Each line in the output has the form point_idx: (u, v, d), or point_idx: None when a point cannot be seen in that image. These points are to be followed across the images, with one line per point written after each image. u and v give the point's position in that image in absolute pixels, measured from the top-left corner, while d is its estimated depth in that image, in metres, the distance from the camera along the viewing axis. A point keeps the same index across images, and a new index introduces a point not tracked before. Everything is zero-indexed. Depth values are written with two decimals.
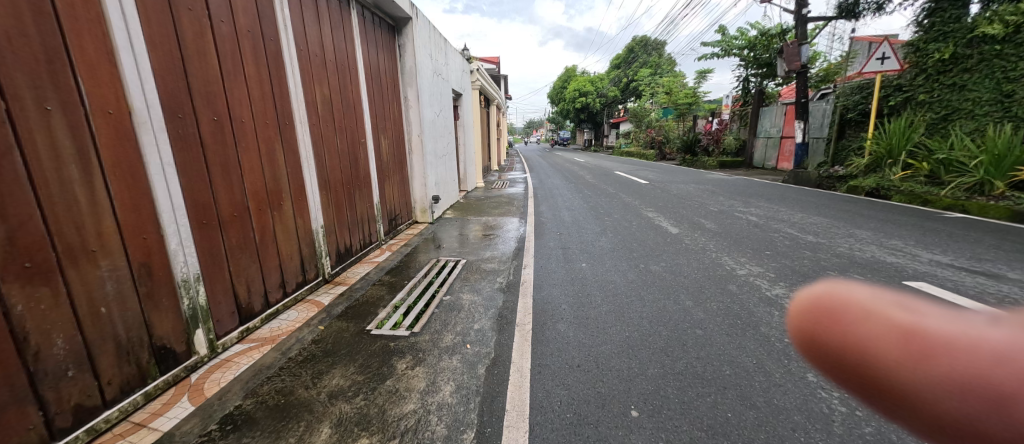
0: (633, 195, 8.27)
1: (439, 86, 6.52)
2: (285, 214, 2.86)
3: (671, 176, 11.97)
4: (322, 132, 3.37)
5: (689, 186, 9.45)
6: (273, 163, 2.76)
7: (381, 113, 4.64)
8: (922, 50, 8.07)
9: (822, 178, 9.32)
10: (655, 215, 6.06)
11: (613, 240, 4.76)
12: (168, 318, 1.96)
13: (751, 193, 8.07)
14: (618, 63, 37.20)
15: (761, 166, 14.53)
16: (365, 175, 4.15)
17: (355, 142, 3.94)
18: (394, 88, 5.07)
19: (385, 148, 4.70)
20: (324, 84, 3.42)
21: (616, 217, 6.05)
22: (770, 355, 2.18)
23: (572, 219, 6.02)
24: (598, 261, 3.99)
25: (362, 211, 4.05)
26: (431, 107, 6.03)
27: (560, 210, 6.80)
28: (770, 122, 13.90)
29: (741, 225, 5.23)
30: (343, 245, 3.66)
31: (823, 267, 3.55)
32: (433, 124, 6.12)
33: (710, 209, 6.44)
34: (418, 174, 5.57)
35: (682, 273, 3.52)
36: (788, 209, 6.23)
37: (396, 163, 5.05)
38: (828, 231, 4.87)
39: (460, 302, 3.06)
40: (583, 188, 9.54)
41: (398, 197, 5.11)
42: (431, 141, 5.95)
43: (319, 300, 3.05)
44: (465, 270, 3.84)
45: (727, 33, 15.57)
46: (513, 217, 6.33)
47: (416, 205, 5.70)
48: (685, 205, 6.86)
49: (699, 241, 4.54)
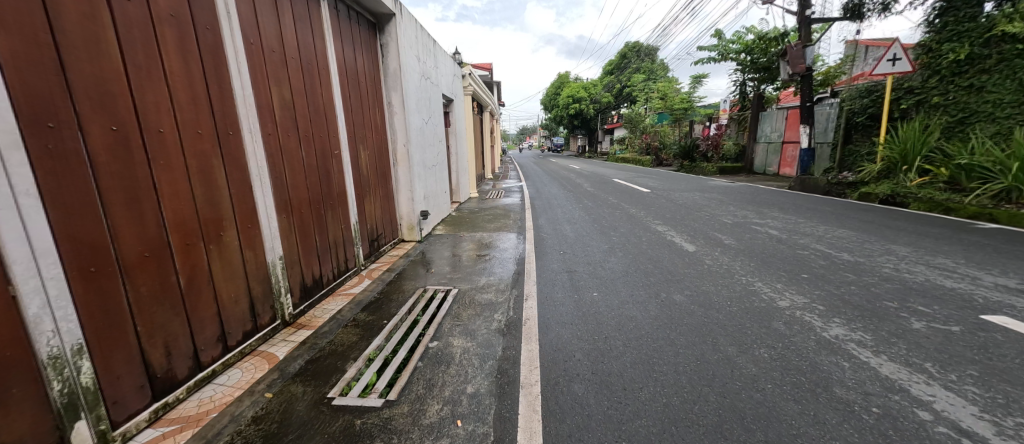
0: (636, 205, 7.74)
1: (428, 91, 5.97)
2: (227, 248, 2.27)
3: (673, 183, 11.51)
4: (282, 143, 2.78)
5: (694, 195, 8.96)
6: (210, 184, 2.16)
7: (360, 120, 4.06)
8: (935, 51, 7.71)
9: (832, 184, 8.92)
10: (666, 229, 5.53)
11: (623, 260, 4.21)
12: (22, 416, 1.37)
13: (761, 202, 7.61)
14: (612, 69, 37.03)
15: (762, 172, 14.13)
16: (339, 192, 3.56)
17: (326, 154, 3.36)
18: (376, 92, 4.50)
19: (364, 160, 4.11)
20: (285, 85, 2.84)
21: (622, 232, 5.51)
22: (864, 438, 1.62)
23: (575, 235, 5.47)
24: (610, 289, 3.42)
25: (336, 233, 3.46)
26: (419, 113, 5.47)
27: (561, 224, 6.26)
28: (771, 127, 13.55)
29: (763, 241, 4.72)
30: (310, 277, 3.07)
31: (877, 296, 3.02)
32: (422, 132, 5.56)
33: (723, 221, 5.92)
34: (404, 188, 5.00)
35: (713, 306, 2.97)
36: (808, 220, 5.74)
37: (378, 177, 4.47)
38: (861, 246, 4.36)
39: (450, 352, 2.47)
40: (583, 198, 9.01)
41: (381, 215, 4.52)
42: (419, 151, 5.38)
43: (274, 351, 2.46)
44: (456, 303, 3.26)
45: (723, 36, 15.30)
46: (510, 233, 5.77)
47: (403, 221, 5.12)
48: (695, 217, 6.35)
49: (722, 262, 4.01)
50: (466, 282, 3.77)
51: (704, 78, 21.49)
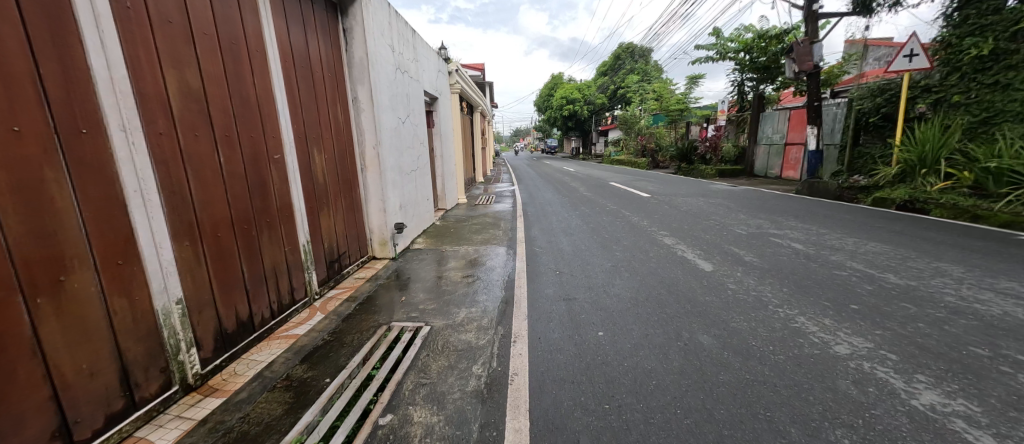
0: (636, 212, 7.10)
1: (405, 87, 5.28)
2: (75, 298, 1.56)
3: (673, 187, 10.93)
4: (186, 146, 2.08)
5: (697, 200, 8.35)
6: (38, 210, 1.45)
7: (314, 118, 3.35)
8: (955, 46, 7.21)
9: (842, 188, 8.37)
10: (674, 242, 4.88)
11: (631, 284, 3.54)
12: None
13: (772, 208, 7.02)
14: (605, 70, 36.61)
15: (764, 175, 13.60)
16: (281, 206, 2.85)
17: (261, 160, 2.65)
18: (337, 85, 3.79)
19: (320, 166, 3.41)
20: (192, 69, 2.14)
21: (625, 246, 4.84)
22: None
23: (573, 250, 4.81)
24: (618, 327, 2.75)
25: (275, 258, 2.75)
26: (393, 112, 4.76)
27: (557, 236, 5.60)
28: (772, 128, 13.05)
29: (788, 258, 4.09)
30: (233, 321, 2.35)
31: (957, 338, 2.38)
32: (397, 132, 4.86)
33: (737, 233, 5.29)
34: (374, 197, 4.30)
35: (753, 355, 2.29)
36: (830, 231, 5.14)
37: (340, 185, 3.78)
38: (905, 264, 3.73)
39: (405, 436, 1.77)
40: (579, 204, 8.36)
41: (343, 231, 3.82)
42: (393, 155, 4.67)
43: (155, 439, 1.75)
44: (426, 349, 2.55)
45: (722, 35, 14.82)
46: (499, 247, 5.08)
47: (374, 236, 4.42)
48: (704, 227, 5.72)
49: (747, 286, 3.36)
50: (440, 314, 3.07)
51: (700, 78, 21.04)
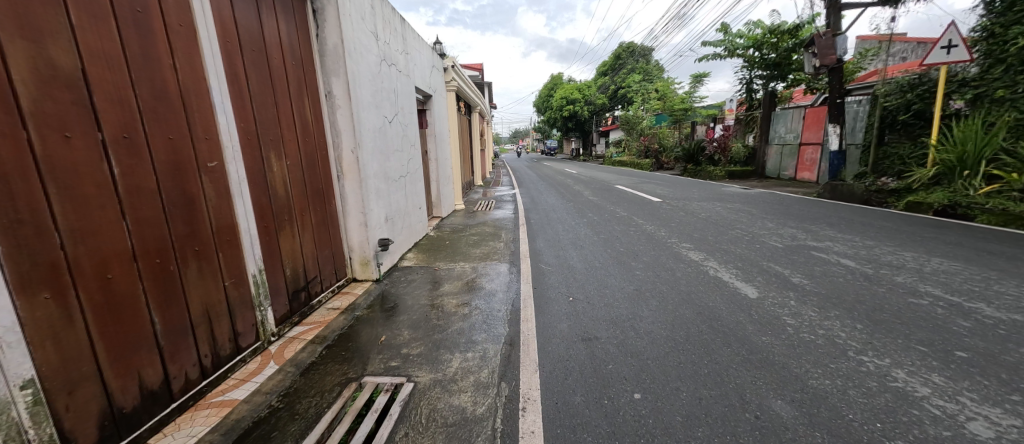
0: (651, 220, 6.45)
1: (393, 82, 4.61)
2: None
3: (684, 190, 10.30)
4: (44, 153, 1.42)
5: (714, 205, 7.70)
6: None
7: (272, 116, 2.70)
8: (999, 36, 6.59)
9: (870, 191, 7.73)
10: (701, 258, 4.24)
11: (663, 317, 2.88)
12: None
13: (799, 215, 6.38)
14: (606, 71, 36.00)
15: (776, 176, 12.98)
16: (219, 228, 2.19)
17: (186, 169, 2.00)
18: (304, 77, 3.13)
19: (279, 175, 2.75)
20: (60, 43, 1.49)
21: (646, 263, 4.19)
22: None
23: (586, 268, 4.16)
24: (658, 385, 2.09)
25: (207, 297, 2.09)
26: (378, 110, 4.10)
27: (566, 249, 4.95)
28: (785, 127, 12.44)
29: (845, 279, 3.45)
30: (134, 394, 1.69)
31: None
32: (382, 133, 4.20)
33: (770, 245, 4.64)
34: (353, 209, 3.64)
35: (859, 441, 1.64)
36: (878, 243, 4.50)
37: (309, 196, 3.11)
38: (991, 289, 3.08)
39: None
40: (586, 210, 7.72)
41: (314, 253, 3.15)
42: (376, 160, 4.00)
43: None
44: (404, 422, 1.88)
45: (730, 31, 14.21)
46: (501, 265, 4.41)
47: (353, 254, 3.76)
48: (731, 238, 5.07)
49: (810, 321, 2.70)
50: (428, 363, 2.40)
51: (704, 77, 20.46)
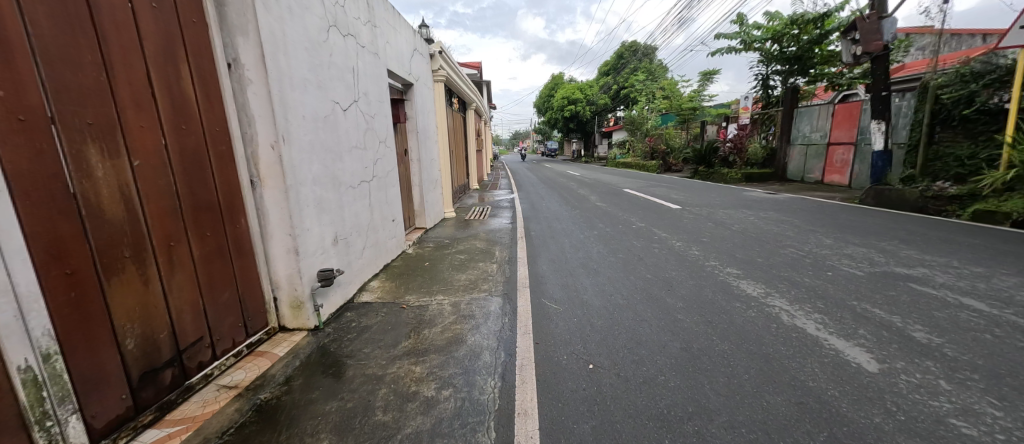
0: (676, 233, 5.34)
1: (350, 58, 3.50)
2: None
3: (702, 195, 9.20)
4: None
5: (745, 214, 6.57)
6: None
7: (94, 84, 1.60)
8: None
9: (927, 197, 6.60)
10: (762, 293, 3.13)
11: (748, 416, 1.76)
12: None
13: (855, 227, 5.27)
14: (607, 70, 34.96)
15: (798, 179, 11.88)
16: None
17: None
18: (181, 30, 2.02)
19: (112, 182, 1.65)
20: None
21: (687, 301, 3.08)
22: None
23: (606, 307, 3.06)
24: None
25: None
26: (322, 92, 2.99)
27: (576, 276, 3.85)
28: (810, 126, 11.35)
29: (992, 335, 2.34)
30: None
31: None
32: (329, 122, 3.08)
33: (845, 272, 3.53)
34: (275, 230, 2.53)
35: None
36: (991, 271, 3.39)
37: (188, 214, 2.01)
38: None
39: None
40: (595, 220, 6.63)
41: (200, 301, 2.05)
42: (318, 159, 2.89)
43: None
44: None
45: (746, 22, 13.10)
46: (492, 302, 3.27)
47: (279, 294, 2.63)
48: (787, 261, 3.94)
49: (1006, 433, 1.58)
50: None
51: (713, 75, 19.47)
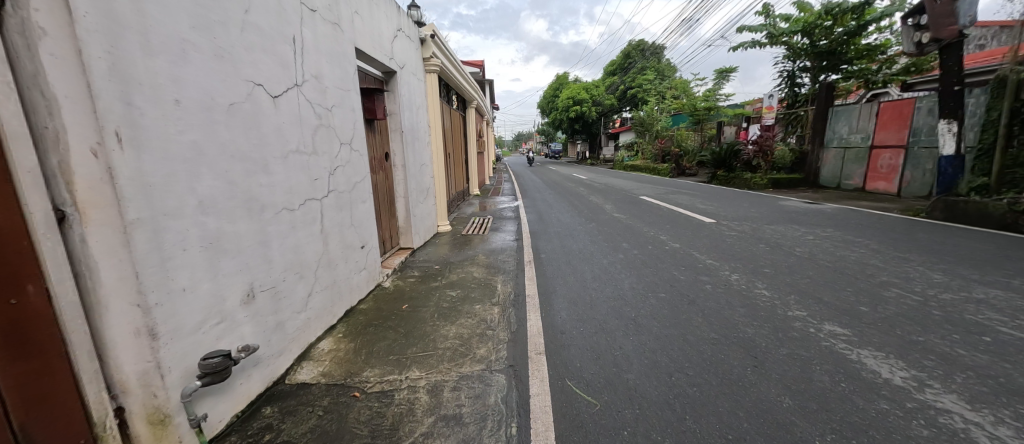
0: (725, 260, 4.22)
1: (286, 21, 2.41)
2: None
3: (734, 204, 8.08)
4: None
5: (799, 231, 5.44)
6: None
7: None
8: None
9: (1016, 211, 5.44)
10: (912, 381, 2.01)
11: None
12: None
13: (956, 254, 4.12)
14: (613, 70, 33.83)
15: (834, 185, 10.73)
16: None
17: None
18: None
19: None
20: None
21: (796, 394, 1.96)
22: None
23: (668, 403, 1.94)
24: None
25: None
26: (226, 66, 1.91)
27: (609, 332, 2.73)
28: (848, 126, 10.20)
29: None
30: None
31: None
32: (240, 112, 1.99)
33: (1009, 337, 2.41)
34: (114, 300, 1.41)
35: None
36: None
37: None
38: None
39: None
40: (617, 237, 5.53)
41: None
42: (213, 171, 1.80)
43: None
44: None
45: (772, 13, 11.98)
46: (491, 385, 2.17)
47: (132, 407, 1.49)
48: (903, 310, 2.82)
49: None
50: None
51: (730, 72, 18.32)
